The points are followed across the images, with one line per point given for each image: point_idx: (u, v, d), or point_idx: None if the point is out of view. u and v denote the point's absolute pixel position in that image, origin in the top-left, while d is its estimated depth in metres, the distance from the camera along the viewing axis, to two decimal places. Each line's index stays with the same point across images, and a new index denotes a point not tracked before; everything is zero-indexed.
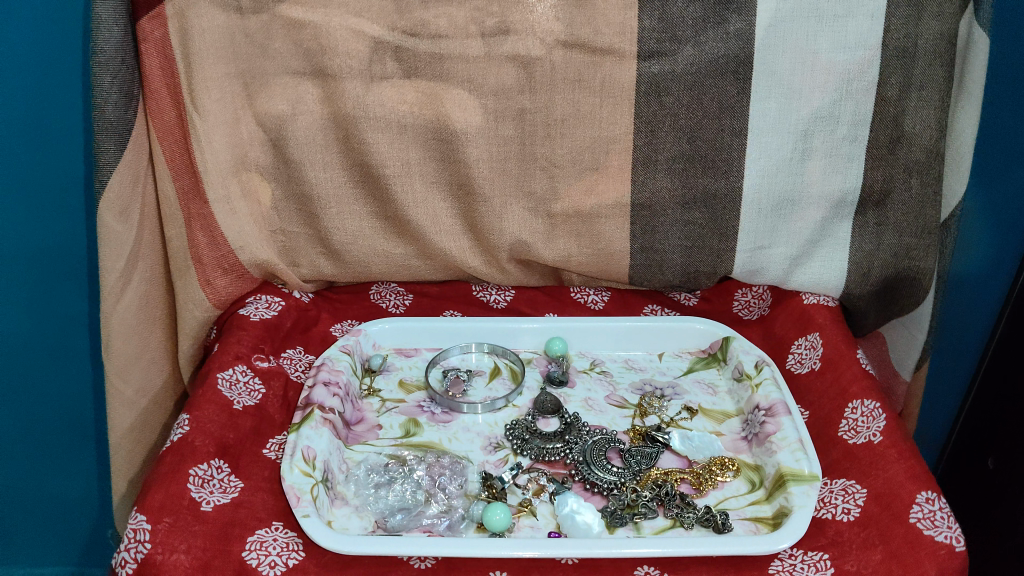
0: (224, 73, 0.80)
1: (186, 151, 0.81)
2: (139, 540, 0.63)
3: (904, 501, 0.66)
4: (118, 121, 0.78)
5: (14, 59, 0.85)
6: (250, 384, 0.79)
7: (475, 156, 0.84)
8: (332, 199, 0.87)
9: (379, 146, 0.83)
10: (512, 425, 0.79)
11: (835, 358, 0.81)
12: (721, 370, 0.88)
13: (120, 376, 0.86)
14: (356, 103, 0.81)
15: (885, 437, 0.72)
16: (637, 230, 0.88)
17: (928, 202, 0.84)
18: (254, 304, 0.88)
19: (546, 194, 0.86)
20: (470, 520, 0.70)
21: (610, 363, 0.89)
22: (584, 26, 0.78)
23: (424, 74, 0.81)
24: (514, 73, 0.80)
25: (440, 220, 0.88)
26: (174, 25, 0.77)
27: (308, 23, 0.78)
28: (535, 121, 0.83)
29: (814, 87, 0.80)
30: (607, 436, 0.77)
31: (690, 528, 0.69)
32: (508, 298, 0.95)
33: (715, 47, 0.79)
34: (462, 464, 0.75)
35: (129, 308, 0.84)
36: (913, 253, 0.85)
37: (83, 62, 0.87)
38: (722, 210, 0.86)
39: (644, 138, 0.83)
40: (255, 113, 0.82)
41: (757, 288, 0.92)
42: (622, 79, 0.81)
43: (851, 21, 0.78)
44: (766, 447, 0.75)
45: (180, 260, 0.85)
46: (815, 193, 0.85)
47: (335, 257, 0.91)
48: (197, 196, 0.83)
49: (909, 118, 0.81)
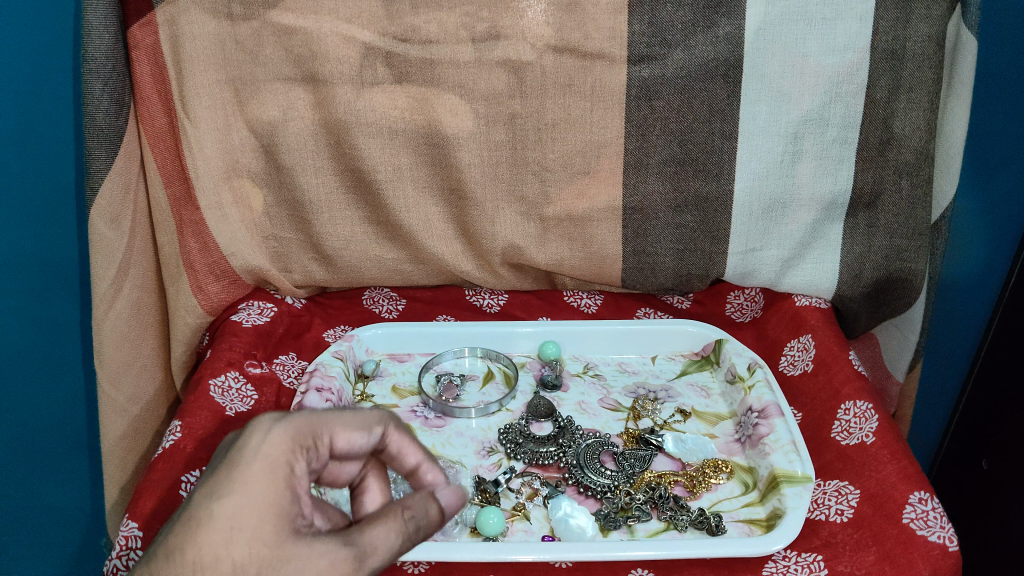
0: (214, 80, 0.80)
1: (178, 158, 0.82)
2: (131, 547, 0.63)
3: (897, 501, 0.66)
4: (109, 129, 0.78)
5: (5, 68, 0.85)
6: (242, 390, 0.79)
7: (466, 161, 0.84)
8: (324, 205, 0.87)
9: (371, 152, 0.83)
10: (505, 428, 0.79)
11: (827, 359, 0.81)
12: (714, 372, 0.88)
13: (112, 384, 0.85)
14: (347, 109, 0.81)
15: (878, 437, 0.72)
16: (629, 233, 0.88)
17: (919, 204, 0.84)
18: (247, 310, 0.88)
19: (538, 199, 0.87)
20: (464, 524, 0.70)
21: (603, 366, 0.90)
22: (575, 31, 0.78)
23: (415, 79, 0.81)
24: (505, 78, 0.80)
25: (433, 225, 0.88)
26: (166, 32, 0.77)
27: (298, 29, 0.78)
28: (525, 126, 0.83)
29: (804, 90, 0.80)
30: (600, 440, 0.78)
31: (684, 530, 0.69)
32: (500, 302, 0.96)
33: (705, 50, 0.79)
34: (455, 469, 0.75)
35: (121, 315, 0.84)
36: (905, 255, 0.85)
37: (73, 71, 0.87)
38: (713, 213, 0.86)
39: (636, 142, 0.83)
40: (246, 120, 0.82)
41: (749, 290, 0.93)
42: (612, 82, 0.81)
43: (839, 24, 0.78)
44: (760, 449, 0.74)
45: (172, 265, 0.85)
46: (806, 195, 0.85)
47: (328, 263, 0.91)
48: (188, 203, 0.83)
49: (898, 120, 0.81)
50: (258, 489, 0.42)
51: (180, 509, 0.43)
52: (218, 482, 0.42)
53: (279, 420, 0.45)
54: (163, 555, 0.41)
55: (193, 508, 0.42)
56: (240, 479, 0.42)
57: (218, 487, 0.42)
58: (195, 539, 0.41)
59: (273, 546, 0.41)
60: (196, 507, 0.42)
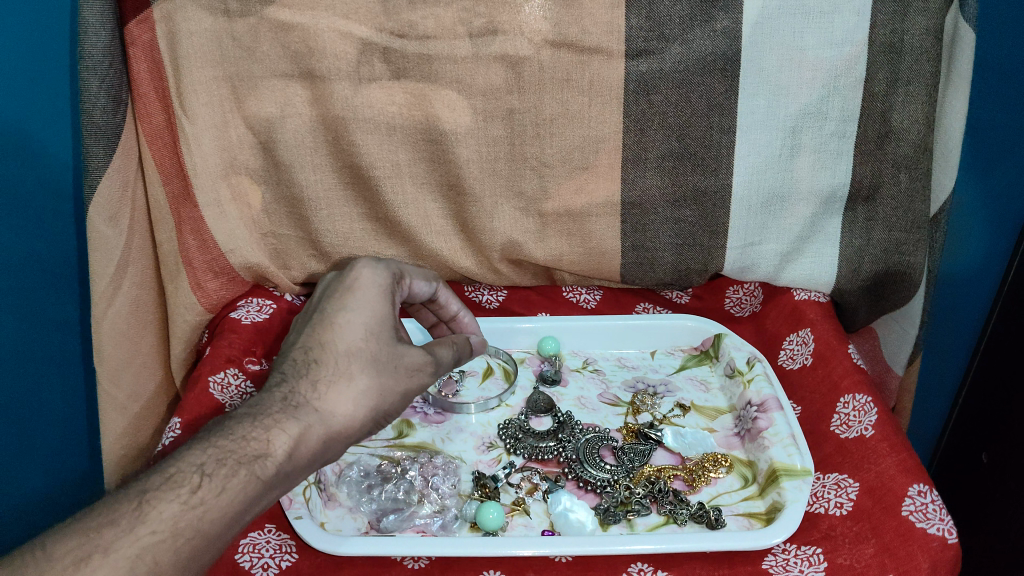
0: (212, 76, 0.80)
1: (176, 155, 0.82)
2: None
3: (897, 494, 0.66)
4: (106, 126, 0.78)
5: (3, 66, 0.86)
6: (242, 386, 0.79)
7: (465, 157, 0.84)
8: (322, 202, 0.86)
9: (369, 148, 0.83)
10: (505, 424, 0.80)
11: (826, 353, 0.81)
12: (714, 367, 0.88)
13: (112, 381, 0.86)
14: (345, 105, 0.81)
15: (877, 431, 0.72)
16: (628, 229, 0.88)
17: (918, 197, 0.84)
18: (246, 307, 0.88)
19: (536, 194, 0.87)
20: (464, 519, 0.70)
21: (602, 361, 0.90)
22: (572, 26, 0.78)
23: (412, 75, 0.81)
24: (502, 73, 0.80)
25: (431, 220, 0.88)
26: (163, 29, 0.77)
27: (296, 25, 0.78)
28: (523, 121, 0.83)
29: (802, 84, 0.80)
30: (599, 435, 0.78)
31: (683, 524, 0.69)
32: (500, 297, 0.96)
33: (703, 45, 0.79)
34: (454, 464, 0.75)
35: (121, 313, 0.84)
36: (903, 248, 0.85)
37: (72, 69, 0.87)
38: (711, 208, 0.86)
39: (634, 137, 0.83)
40: (244, 116, 0.82)
41: (748, 285, 0.93)
42: (610, 77, 0.81)
43: (836, 17, 0.78)
44: (759, 442, 0.75)
45: (171, 263, 0.85)
46: (805, 189, 0.85)
47: (327, 259, 0.90)
48: (186, 199, 0.83)
49: (897, 114, 0.81)
50: (377, 304, 0.62)
51: (317, 317, 0.61)
52: (347, 300, 0.62)
53: (380, 264, 0.66)
54: (316, 347, 0.59)
55: (333, 314, 0.61)
56: (363, 299, 0.62)
57: (348, 302, 0.61)
58: (341, 337, 0.59)
59: (390, 344, 0.61)
60: (334, 316, 0.61)
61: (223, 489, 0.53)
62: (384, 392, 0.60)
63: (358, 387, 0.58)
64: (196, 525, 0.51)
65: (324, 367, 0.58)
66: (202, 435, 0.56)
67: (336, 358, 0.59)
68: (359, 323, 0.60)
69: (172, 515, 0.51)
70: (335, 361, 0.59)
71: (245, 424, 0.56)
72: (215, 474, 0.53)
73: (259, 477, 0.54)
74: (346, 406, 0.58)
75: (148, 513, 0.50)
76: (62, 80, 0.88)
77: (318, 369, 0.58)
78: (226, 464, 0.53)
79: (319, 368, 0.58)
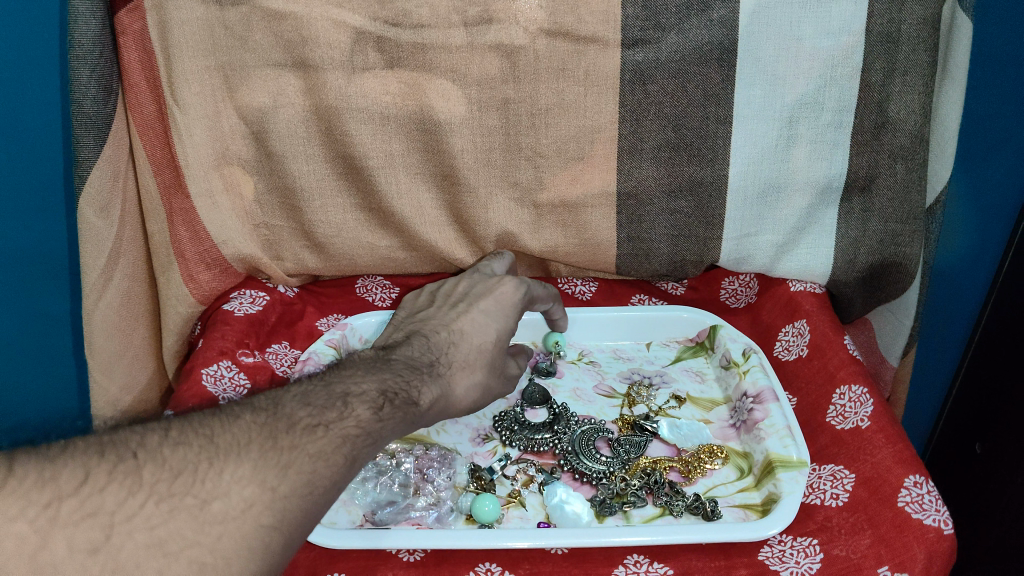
0: (203, 65, 0.78)
1: (168, 146, 0.81)
2: None
3: (892, 485, 0.66)
4: (96, 116, 0.78)
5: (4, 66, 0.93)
6: (235, 378, 0.79)
7: (459, 147, 0.83)
8: (315, 193, 0.86)
9: (362, 138, 0.82)
10: (500, 415, 0.79)
11: (822, 345, 0.81)
12: (709, 358, 0.88)
13: (103, 373, 0.87)
14: (338, 94, 0.80)
15: (873, 422, 0.72)
16: (623, 220, 0.87)
17: (914, 187, 0.83)
18: (238, 299, 0.88)
19: (531, 184, 0.86)
20: (459, 511, 0.70)
21: (598, 353, 0.90)
22: (568, 15, 0.77)
23: (406, 64, 0.80)
24: (498, 63, 0.79)
25: (425, 212, 0.87)
26: (153, 18, 0.76)
27: (288, 14, 0.76)
28: (518, 111, 0.82)
29: (799, 74, 0.80)
30: (595, 427, 0.77)
31: (679, 516, 0.69)
32: None
33: (699, 34, 0.78)
34: (450, 456, 0.74)
35: (111, 305, 0.84)
36: (899, 240, 0.85)
37: (61, 80, 0.95)
38: (707, 199, 0.86)
39: (629, 127, 0.83)
40: (236, 106, 0.81)
41: (744, 276, 0.93)
42: (606, 67, 0.80)
43: (834, 7, 0.77)
44: (754, 434, 0.75)
45: (164, 254, 0.85)
46: (800, 178, 0.85)
47: (320, 251, 0.90)
48: (178, 190, 0.82)
49: (893, 104, 0.80)
50: (507, 318, 0.77)
51: (457, 310, 0.77)
52: (489, 305, 0.77)
53: (523, 282, 0.80)
54: (456, 334, 0.74)
55: (472, 311, 0.76)
56: (503, 311, 0.77)
57: (488, 307, 0.77)
58: (479, 332, 0.74)
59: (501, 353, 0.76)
60: (477, 313, 0.76)
61: (395, 416, 0.62)
62: (486, 391, 0.73)
63: (476, 379, 0.72)
64: (378, 435, 0.60)
65: (460, 351, 0.72)
66: (375, 367, 0.66)
67: (469, 349, 0.73)
68: (492, 328, 0.75)
69: (366, 420, 0.59)
70: (467, 351, 0.73)
71: (408, 372, 0.67)
72: (394, 403, 0.62)
73: (412, 419, 0.64)
74: (464, 389, 0.71)
75: (350, 411, 0.59)
76: (52, 83, 0.95)
77: (456, 351, 0.72)
78: (399, 398, 0.63)
79: (455, 352, 0.72)
